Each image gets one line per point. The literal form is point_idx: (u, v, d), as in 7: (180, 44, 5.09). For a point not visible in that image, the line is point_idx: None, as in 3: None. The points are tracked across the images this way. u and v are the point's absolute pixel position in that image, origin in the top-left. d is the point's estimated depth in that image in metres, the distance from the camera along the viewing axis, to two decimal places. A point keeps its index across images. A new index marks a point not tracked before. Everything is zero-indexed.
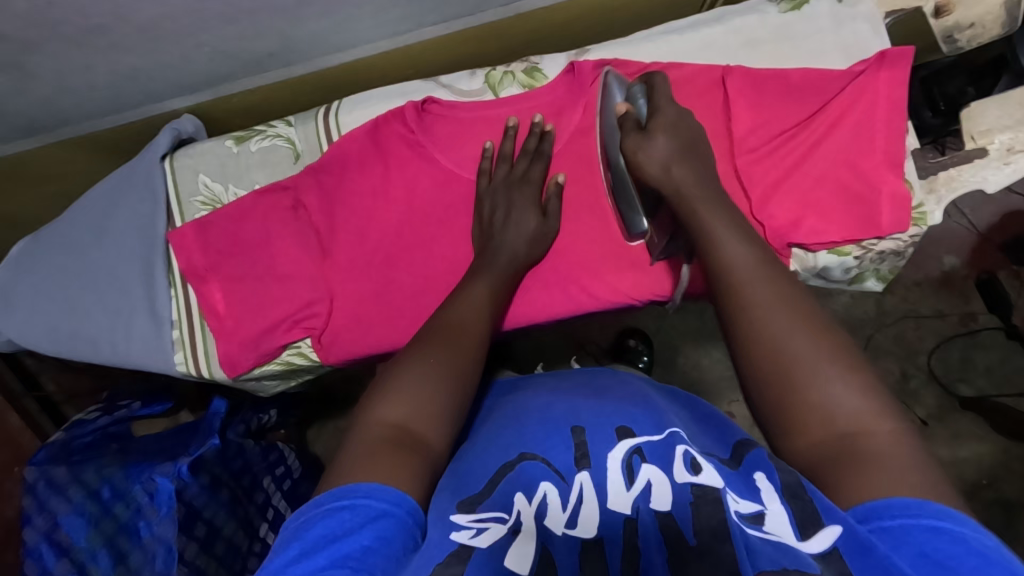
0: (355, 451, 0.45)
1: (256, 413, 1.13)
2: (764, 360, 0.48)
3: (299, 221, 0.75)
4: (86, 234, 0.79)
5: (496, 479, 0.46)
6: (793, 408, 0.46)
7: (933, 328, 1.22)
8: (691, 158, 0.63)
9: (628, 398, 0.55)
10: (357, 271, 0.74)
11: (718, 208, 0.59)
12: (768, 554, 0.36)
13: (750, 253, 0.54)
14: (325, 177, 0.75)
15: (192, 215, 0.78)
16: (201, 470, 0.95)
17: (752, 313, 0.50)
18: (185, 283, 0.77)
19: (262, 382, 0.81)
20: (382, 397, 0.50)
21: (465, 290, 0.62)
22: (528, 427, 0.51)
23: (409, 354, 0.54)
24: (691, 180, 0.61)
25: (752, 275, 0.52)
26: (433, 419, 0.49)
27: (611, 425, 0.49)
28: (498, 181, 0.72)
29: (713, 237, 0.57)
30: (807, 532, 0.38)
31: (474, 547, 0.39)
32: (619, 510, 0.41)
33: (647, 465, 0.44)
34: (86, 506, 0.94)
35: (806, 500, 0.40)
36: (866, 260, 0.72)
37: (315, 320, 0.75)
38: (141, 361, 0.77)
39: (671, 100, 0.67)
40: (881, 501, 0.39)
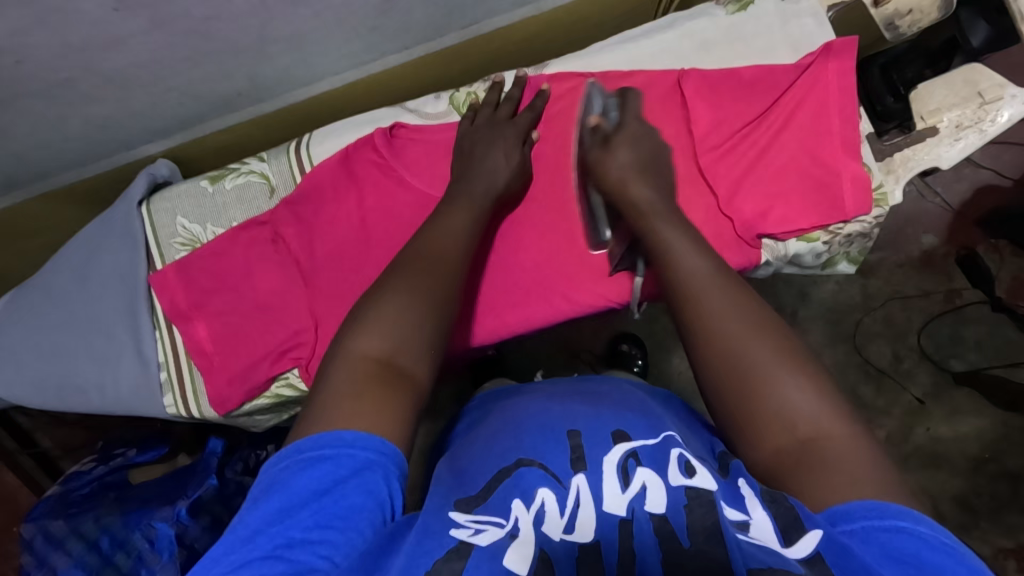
0: (339, 383, 0.48)
1: (254, 449, 1.12)
2: (724, 371, 0.49)
3: (278, 254, 0.76)
4: (69, 284, 0.79)
5: (492, 484, 0.46)
6: (753, 417, 0.47)
7: (919, 307, 1.24)
8: (650, 175, 0.64)
9: (627, 404, 0.54)
10: (339, 295, 0.74)
11: (676, 223, 0.60)
12: (756, 554, 0.37)
13: (706, 263, 0.56)
14: (300, 209, 0.76)
15: (172, 257, 0.78)
16: (201, 511, 0.98)
17: (711, 324, 0.51)
18: (170, 325, 0.77)
19: (254, 417, 0.81)
20: (360, 327, 0.51)
21: (446, 215, 0.62)
22: (527, 426, 0.51)
23: (382, 286, 0.54)
24: (652, 196, 0.62)
25: (708, 285, 0.54)
26: (418, 355, 0.51)
27: (605, 429, 0.49)
28: (472, 127, 0.73)
29: (671, 249, 0.58)
30: (791, 537, 0.39)
31: (475, 543, 0.41)
32: (614, 511, 0.42)
33: (642, 468, 0.44)
34: (86, 558, 0.95)
35: (785, 505, 0.41)
36: (835, 244, 0.73)
37: (300, 350, 0.75)
38: (132, 405, 0.78)
39: (637, 116, 0.69)
40: (856, 504, 0.40)
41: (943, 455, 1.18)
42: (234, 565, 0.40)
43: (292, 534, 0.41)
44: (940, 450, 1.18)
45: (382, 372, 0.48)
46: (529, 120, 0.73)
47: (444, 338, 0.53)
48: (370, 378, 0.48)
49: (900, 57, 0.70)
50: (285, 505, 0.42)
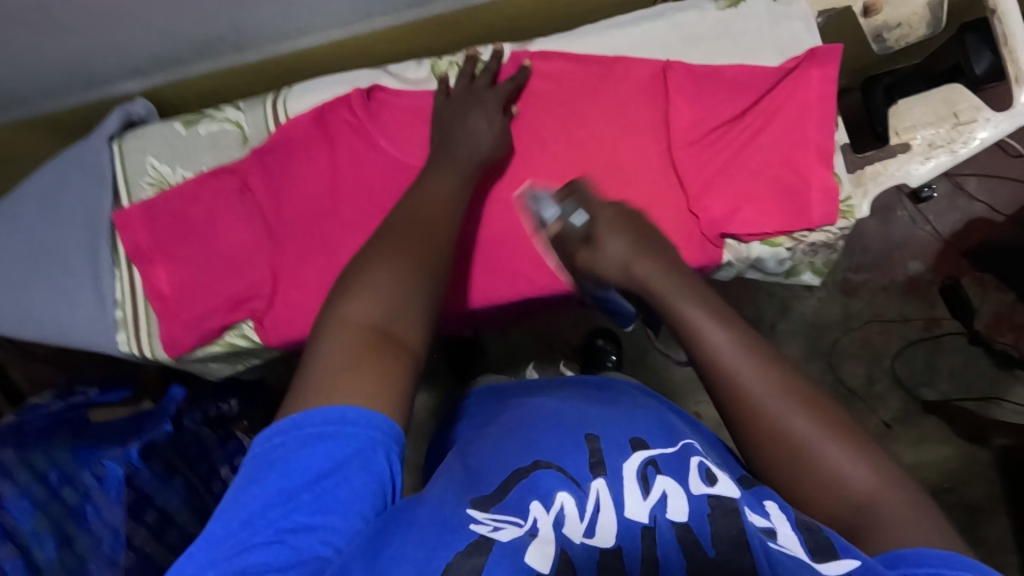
0: (332, 352, 0.44)
1: (216, 402, 1.20)
2: (767, 447, 0.48)
3: (244, 204, 0.76)
4: (33, 213, 0.79)
5: (507, 484, 0.47)
6: (801, 488, 0.46)
7: (898, 332, 1.24)
8: (647, 248, 0.59)
9: (640, 410, 0.57)
10: (299, 250, 0.74)
11: (697, 298, 0.54)
12: (788, 565, 0.38)
13: (735, 340, 0.50)
14: (270, 161, 0.76)
15: (139, 196, 0.78)
16: (153, 455, 1.00)
17: (750, 419, 0.48)
18: (130, 264, 0.77)
19: (207, 364, 0.82)
20: (349, 294, 0.47)
21: (427, 185, 0.58)
22: (540, 436, 0.52)
23: (368, 256, 0.50)
24: (658, 273, 0.56)
25: (742, 366, 0.49)
26: (410, 322, 0.47)
27: (623, 436, 0.51)
28: (451, 97, 0.71)
29: (694, 326, 0.52)
30: (820, 557, 0.40)
31: (496, 539, 0.41)
32: (636, 519, 0.43)
33: (662, 476, 0.46)
34: (33, 490, 0.91)
35: (819, 532, 0.42)
36: (798, 252, 0.73)
37: (257, 301, 0.75)
38: (86, 340, 0.78)
39: (602, 202, 0.63)
40: (909, 550, 0.40)
41: None
42: (233, 546, 0.38)
43: (297, 519, 0.39)
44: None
45: (377, 342, 0.45)
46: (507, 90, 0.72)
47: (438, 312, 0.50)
48: (364, 349, 0.44)
49: (902, 78, 0.71)
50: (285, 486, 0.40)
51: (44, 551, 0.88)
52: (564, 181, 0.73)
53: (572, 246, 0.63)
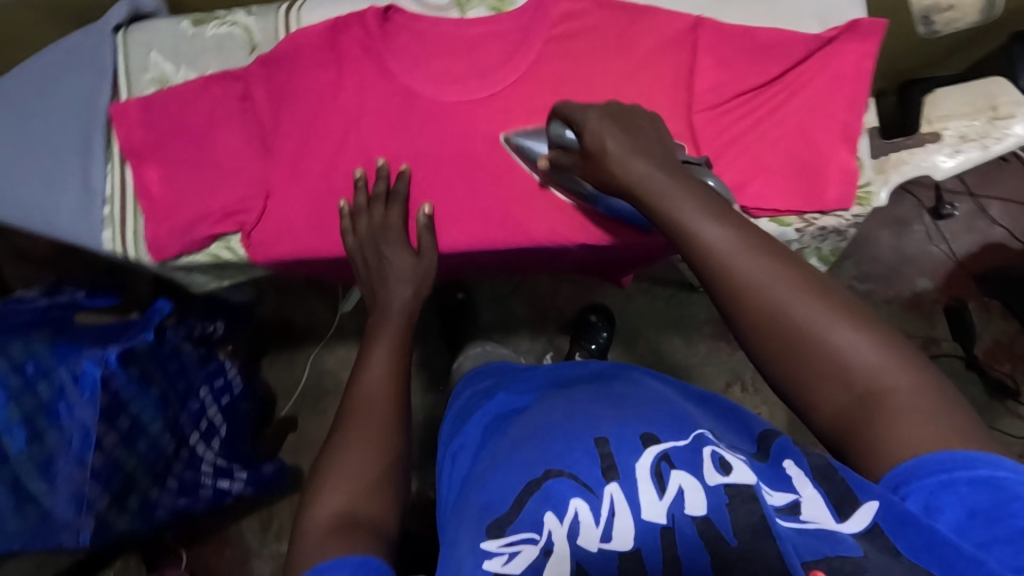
0: (307, 540, 0.47)
1: (202, 322, 1.20)
2: (770, 340, 0.44)
3: (246, 113, 0.74)
4: (27, 96, 0.76)
5: (523, 496, 0.44)
6: (806, 385, 0.43)
7: None
8: (642, 141, 0.54)
9: (650, 402, 0.50)
10: (296, 168, 0.73)
11: (686, 189, 0.50)
12: (806, 543, 0.37)
13: (728, 230, 0.46)
14: (275, 71, 0.72)
15: (139, 92, 0.75)
16: (132, 362, 1.00)
17: (744, 302, 0.45)
18: (123, 161, 0.75)
19: (192, 275, 0.81)
20: (317, 493, 0.51)
21: (370, 355, 0.59)
22: (547, 431, 0.49)
23: (334, 441, 0.54)
24: (652, 171, 0.51)
25: (737, 251, 0.45)
26: (370, 497, 0.51)
27: (634, 432, 0.46)
28: (357, 240, 0.68)
29: (681, 219, 0.48)
30: (844, 512, 0.38)
31: (508, 575, 0.40)
32: (653, 520, 0.40)
33: (677, 470, 0.43)
34: (7, 378, 0.93)
35: (837, 480, 0.40)
36: (807, 235, 0.71)
37: (246, 215, 0.73)
38: (70, 234, 0.76)
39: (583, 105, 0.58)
40: (912, 462, 0.39)
41: None
42: None
43: None
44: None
45: (351, 524, 0.48)
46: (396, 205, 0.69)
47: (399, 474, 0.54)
48: (338, 530, 0.47)
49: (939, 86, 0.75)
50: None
51: (14, 441, 0.93)
52: None
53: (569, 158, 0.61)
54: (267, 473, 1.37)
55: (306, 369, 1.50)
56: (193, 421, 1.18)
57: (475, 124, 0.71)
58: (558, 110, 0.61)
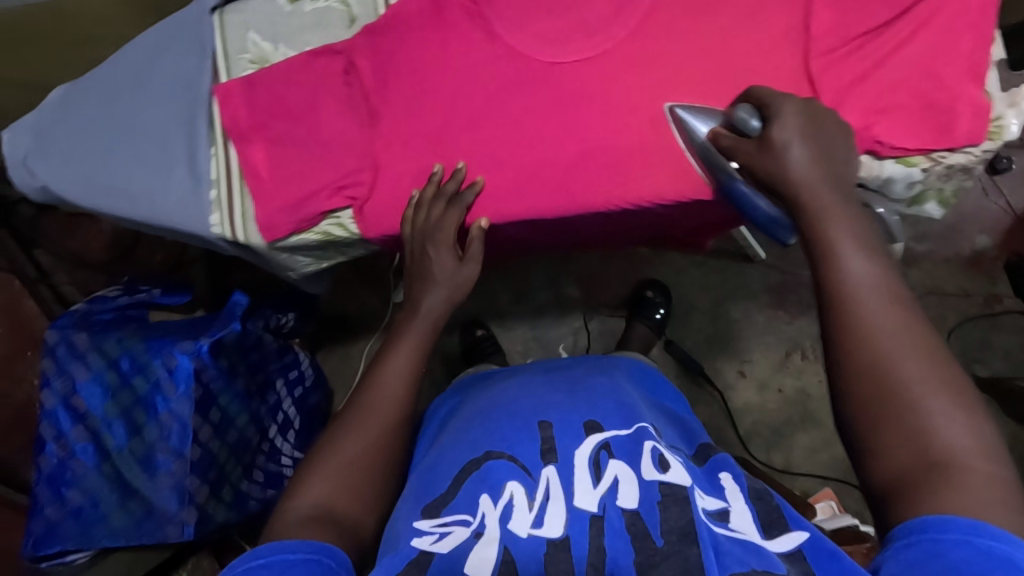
0: (281, 523, 0.54)
1: (274, 314, 1.18)
2: (864, 378, 0.47)
3: (350, 88, 0.73)
4: (126, 84, 0.75)
5: (459, 478, 0.58)
6: (881, 430, 0.46)
7: (956, 306, 1.25)
8: (817, 141, 0.55)
9: (598, 390, 0.68)
10: (404, 140, 0.72)
11: (848, 222, 0.51)
12: (738, 555, 0.46)
13: (873, 270, 0.49)
14: (380, 41, 0.72)
15: (238, 73, 0.75)
16: (221, 354, 0.99)
17: (866, 337, 0.47)
18: (226, 141, 0.75)
19: (294, 258, 0.80)
20: (302, 483, 0.58)
21: (388, 360, 0.65)
22: (500, 429, 0.63)
23: (335, 430, 0.61)
24: (818, 181, 0.53)
25: (869, 295, 0.48)
26: (347, 497, 0.57)
27: (578, 422, 0.62)
28: (418, 222, 0.71)
29: (831, 249, 0.50)
30: (771, 533, 0.50)
31: (434, 553, 0.51)
32: (586, 508, 0.52)
33: (613, 461, 0.56)
34: (105, 376, 0.96)
35: (769, 502, 0.54)
36: (932, 175, 0.69)
37: (357, 188, 0.73)
38: (176, 220, 0.75)
39: (781, 98, 0.57)
40: (940, 516, 0.41)
41: None
42: None
43: None
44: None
45: (327, 519, 0.55)
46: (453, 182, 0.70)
47: (384, 482, 0.60)
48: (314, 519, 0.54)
49: None
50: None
51: (114, 436, 0.97)
52: (686, 84, 0.69)
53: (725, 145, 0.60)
54: None
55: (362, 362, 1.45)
56: (272, 415, 1.16)
57: (585, 82, 0.71)
58: (750, 95, 0.60)
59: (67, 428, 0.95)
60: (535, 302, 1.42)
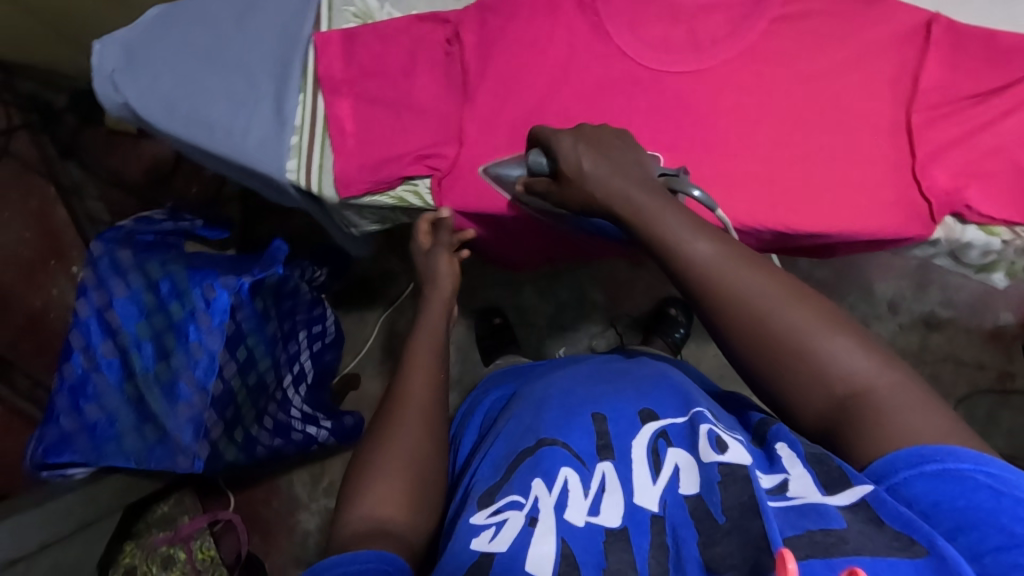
0: (342, 536, 0.51)
1: (311, 267, 1.17)
2: (754, 344, 0.49)
3: (450, 59, 0.74)
4: (226, 16, 0.75)
5: (515, 465, 0.54)
6: (792, 385, 0.48)
7: (969, 376, 1.27)
8: (606, 150, 0.60)
9: (649, 377, 0.62)
10: (495, 121, 0.72)
11: (674, 204, 0.55)
12: (792, 518, 0.41)
13: (711, 243, 0.52)
14: (490, 18, 0.72)
15: (339, 24, 0.74)
16: (258, 294, 0.96)
17: (729, 310, 0.50)
18: (315, 89, 0.74)
19: (358, 217, 0.82)
20: (357, 494, 0.54)
21: (417, 361, 0.63)
22: (550, 418, 0.58)
23: (379, 437, 0.58)
24: (637, 182, 0.56)
25: (719, 267, 0.51)
26: (404, 507, 0.53)
27: (634, 409, 0.56)
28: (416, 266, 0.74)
29: (669, 236, 0.53)
30: (832, 488, 0.43)
31: (494, 551, 0.45)
32: (647, 506, 0.47)
33: (672, 448, 0.51)
34: (143, 295, 0.95)
35: (831, 465, 0.45)
36: (1010, 248, 0.70)
37: (440, 159, 0.73)
38: (253, 159, 0.74)
39: (552, 133, 0.62)
40: (894, 453, 0.43)
41: None
42: None
43: None
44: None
45: (383, 532, 0.51)
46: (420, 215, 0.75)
47: (437, 485, 0.57)
48: (370, 534, 0.50)
49: None
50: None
51: (142, 356, 0.96)
52: (786, 114, 0.69)
53: (540, 187, 0.64)
54: (348, 425, 1.26)
55: (377, 329, 1.41)
56: (289, 365, 1.13)
57: (685, 94, 0.70)
58: (534, 135, 0.65)
59: (97, 341, 0.96)
60: (556, 300, 1.42)
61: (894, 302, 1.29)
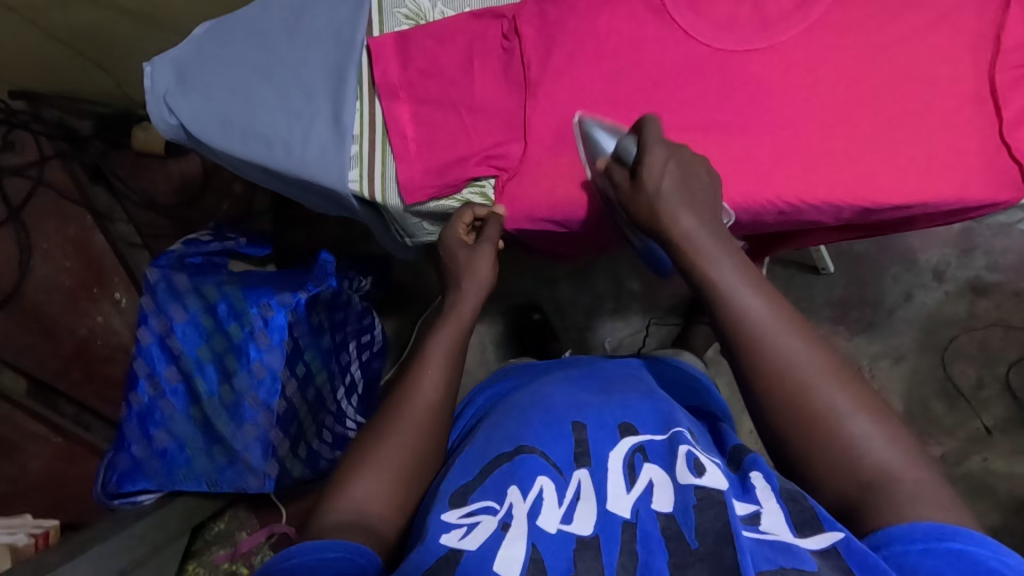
0: (325, 520, 0.49)
1: (357, 277, 1.15)
2: (783, 417, 0.47)
3: (509, 52, 0.72)
4: (277, 28, 0.74)
5: (489, 468, 0.53)
6: (816, 457, 0.46)
7: (1021, 340, 1.23)
8: (691, 182, 0.59)
9: (636, 392, 0.62)
10: (561, 114, 0.70)
11: (729, 259, 0.54)
12: (764, 552, 0.39)
13: (767, 305, 0.51)
14: (549, 11, 0.71)
15: (392, 28, 0.74)
16: (314, 308, 0.96)
17: (771, 375, 0.48)
18: (372, 96, 0.73)
19: (420, 225, 0.81)
20: (348, 478, 0.53)
21: (428, 349, 0.61)
22: (533, 424, 0.57)
23: (382, 425, 0.56)
24: (693, 223, 0.57)
25: (768, 329, 0.49)
26: (392, 503, 0.52)
27: (612, 423, 0.56)
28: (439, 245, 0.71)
29: (723, 290, 0.52)
30: (804, 532, 0.41)
31: (463, 549, 0.43)
32: (619, 513, 0.46)
33: (648, 464, 0.51)
34: (201, 318, 0.95)
35: (804, 504, 0.43)
36: None
37: (505, 159, 0.72)
38: (312, 171, 0.73)
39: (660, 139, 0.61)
40: (900, 528, 0.40)
41: (989, 486, 1.21)
42: None
43: None
44: (987, 482, 1.21)
45: (362, 524, 0.49)
46: (469, 209, 0.72)
47: (427, 485, 0.55)
48: (349, 524, 0.49)
49: None
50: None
51: (206, 379, 0.95)
52: (861, 86, 0.67)
53: (619, 176, 0.63)
54: None
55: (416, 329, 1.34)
56: (342, 377, 1.09)
57: (751, 72, 0.68)
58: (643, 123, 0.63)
59: (161, 368, 0.96)
60: (593, 291, 1.40)
61: (939, 269, 1.26)
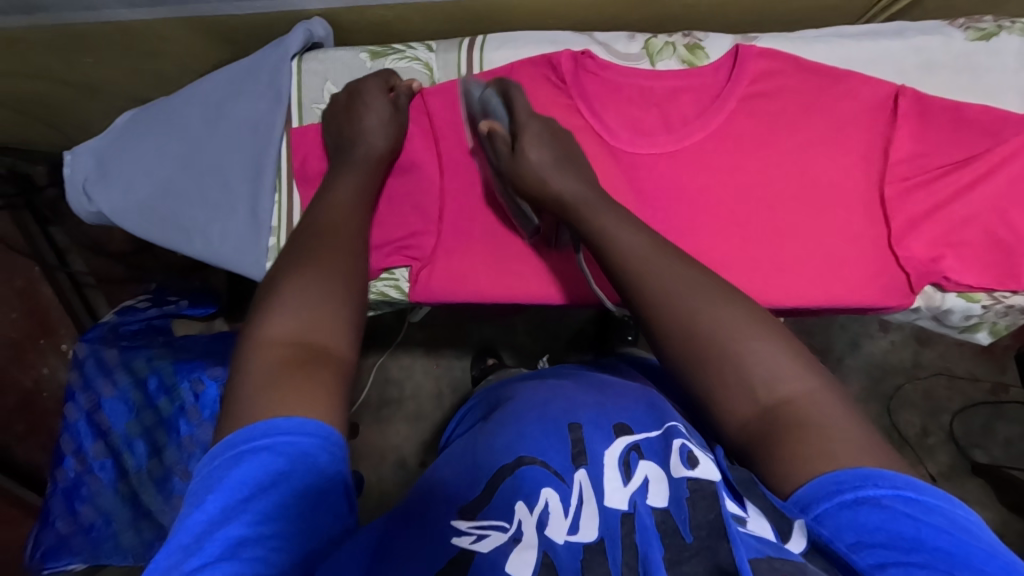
0: (253, 377, 0.43)
1: None
2: (680, 347, 0.46)
3: (426, 148, 0.73)
4: (199, 118, 0.75)
5: (494, 481, 0.42)
6: (711, 387, 0.44)
7: (962, 389, 1.23)
8: (567, 166, 0.63)
9: (634, 393, 0.51)
10: (473, 211, 0.73)
11: (604, 205, 0.58)
12: (751, 542, 0.34)
13: (642, 239, 0.53)
14: (461, 112, 0.73)
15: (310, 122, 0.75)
16: None
17: (654, 303, 0.49)
18: (290, 186, 0.74)
19: None
20: (269, 314, 0.46)
21: (330, 188, 0.60)
22: (525, 428, 0.46)
23: (289, 259, 0.51)
24: (578, 188, 0.60)
25: (645, 258, 0.51)
26: (333, 331, 0.47)
27: (609, 421, 0.46)
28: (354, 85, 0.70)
29: (604, 229, 0.55)
30: (785, 535, 0.35)
31: (476, 551, 0.36)
32: (615, 507, 0.38)
33: (644, 461, 0.42)
34: (131, 393, 0.94)
35: (758, 494, 0.38)
36: (990, 311, 0.71)
37: (418, 248, 0.73)
38: (231, 261, 0.74)
39: (532, 115, 0.66)
40: (822, 479, 0.37)
41: None
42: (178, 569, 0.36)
43: (234, 532, 0.36)
44: None
45: (305, 358, 0.44)
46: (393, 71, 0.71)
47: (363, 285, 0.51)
48: (292, 363, 0.44)
49: None
50: (225, 505, 0.37)
51: (135, 454, 0.95)
52: (760, 195, 0.69)
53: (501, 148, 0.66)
54: None
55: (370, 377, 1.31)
56: None
57: (657, 172, 0.70)
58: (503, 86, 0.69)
59: (87, 444, 0.94)
60: None
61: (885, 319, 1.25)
